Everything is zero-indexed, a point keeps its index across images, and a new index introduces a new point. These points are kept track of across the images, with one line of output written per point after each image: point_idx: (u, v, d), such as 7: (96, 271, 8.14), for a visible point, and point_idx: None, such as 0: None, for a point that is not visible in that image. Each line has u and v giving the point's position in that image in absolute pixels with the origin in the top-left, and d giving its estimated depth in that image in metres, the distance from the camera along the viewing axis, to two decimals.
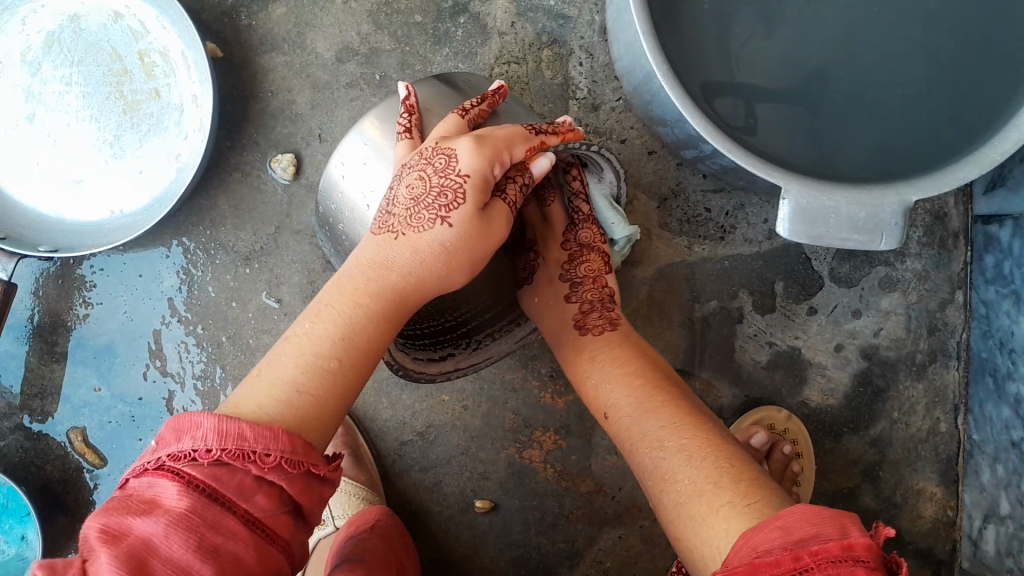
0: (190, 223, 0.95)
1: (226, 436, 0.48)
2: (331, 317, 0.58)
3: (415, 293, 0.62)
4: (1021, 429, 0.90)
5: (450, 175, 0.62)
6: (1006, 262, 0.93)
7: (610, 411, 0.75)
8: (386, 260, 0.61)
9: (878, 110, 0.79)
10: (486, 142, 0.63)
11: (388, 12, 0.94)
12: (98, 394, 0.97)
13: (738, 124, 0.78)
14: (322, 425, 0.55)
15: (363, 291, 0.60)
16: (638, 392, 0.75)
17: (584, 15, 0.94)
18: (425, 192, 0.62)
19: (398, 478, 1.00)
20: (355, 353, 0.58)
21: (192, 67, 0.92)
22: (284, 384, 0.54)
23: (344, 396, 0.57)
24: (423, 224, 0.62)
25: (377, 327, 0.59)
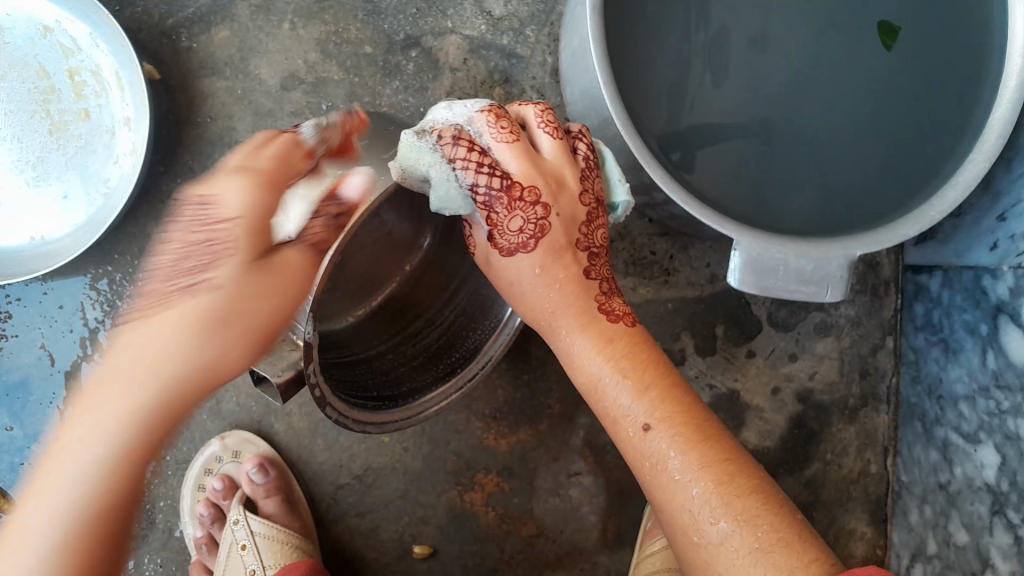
0: (115, 249, 0.90)
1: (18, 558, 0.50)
2: (117, 412, 0.52)
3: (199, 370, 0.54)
4: (948, 472, 0.94)
5: (214, 225, 0.55)
6: (935, 310, 0.97)
7: (651, 426, 0.60)
8: (155, 336, 0.53)
9: (828, 166, 0.81)
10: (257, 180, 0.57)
11: (337, 42, 0.91)
12: (9, 434, 0.90)
13: (705, 185, 0.81)
14: (119, 526, 0.54)
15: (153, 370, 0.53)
16: (681, 409, 0.61)
17: (536, 55, 0.94)
18: (194, 243, 0.55)
19: (333, 523, 0.96)
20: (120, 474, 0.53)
21: (126, 89, 0.88)
22: (74, 496, 0.51)
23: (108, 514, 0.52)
24: (187, 289, 0.54)
25: (165, 411, 0.54)
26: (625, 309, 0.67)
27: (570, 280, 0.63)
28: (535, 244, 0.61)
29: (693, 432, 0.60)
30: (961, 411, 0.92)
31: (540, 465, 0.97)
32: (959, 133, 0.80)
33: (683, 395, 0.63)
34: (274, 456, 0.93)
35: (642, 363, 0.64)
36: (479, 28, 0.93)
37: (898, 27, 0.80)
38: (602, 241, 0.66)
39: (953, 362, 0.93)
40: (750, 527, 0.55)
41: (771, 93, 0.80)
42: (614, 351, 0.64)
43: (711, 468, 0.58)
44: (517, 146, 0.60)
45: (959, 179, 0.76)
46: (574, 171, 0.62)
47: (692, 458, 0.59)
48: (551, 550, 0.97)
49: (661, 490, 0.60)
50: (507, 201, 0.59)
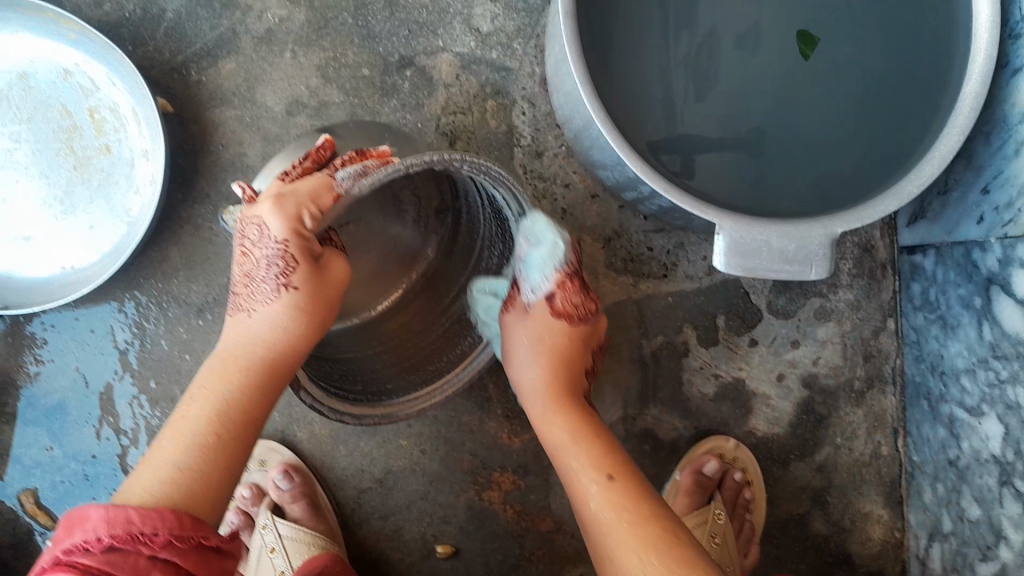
0: (141, 277, 0.96)
1: (115, 523, 0.53)
2: (164, 462, 0.59)
3: (226, 449, 0.62)
4: (956, 448, 0.95)
5: (267, 245, 0.66)
6: (931, 288, 0.98)
7: (610, 479, 0.69)
8: (179, 428, 0.62)
9: (804, 149, 0.84)
10: (286, 200, 0.65)
11: (336, 67, 0.97)
12: (50, 453, 0.96)
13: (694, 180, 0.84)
14: (206, 497, 0.59)
15: (260, 341, 0.67)
16: (642, 491, 0.68)
17: (525, 67, 0.98)
18: (252, 267, 0.67)
19: (358, 526, 1.00)
20: (239, 426, 0.63)
21: (143, 123, 0.94)
22: (169, 467, 0.59)
23: (224, 474, 0.61)
24: (194, 400, 0.63)
25: (218, 475, 0.60)
26: (594, 410, 0.78)
27: (542, 364, 0.78)
28: (573, 319, 0.79)
29: (657, 509, 0.66)
30: (963, 385, 0.93)
31: (553, 461, 1.00)
32: (936, 112, 0.81)
33: (641, 476, 0.71)
34: (299, 463, 0.98)
35: (603, 438, 0.74)
36: (469, 46, 0.98)
37: (818, 37, 0.84)
38: (592, 337, 0.81)
39: (952, 337, 0.95)
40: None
41: (747, 89, 0.84)
42: (579, 425, 0.74)
43: (652, 531, 0.64)
44: (579, 258, 0.80)
45: (935, 153, 0.77)
46: (598, 298, 0.81)
47: (648, 526, 0.64)
48: (570, 544, 1.00)
49: (613, 557, 0.64)
50: (563, 279, 0.78)
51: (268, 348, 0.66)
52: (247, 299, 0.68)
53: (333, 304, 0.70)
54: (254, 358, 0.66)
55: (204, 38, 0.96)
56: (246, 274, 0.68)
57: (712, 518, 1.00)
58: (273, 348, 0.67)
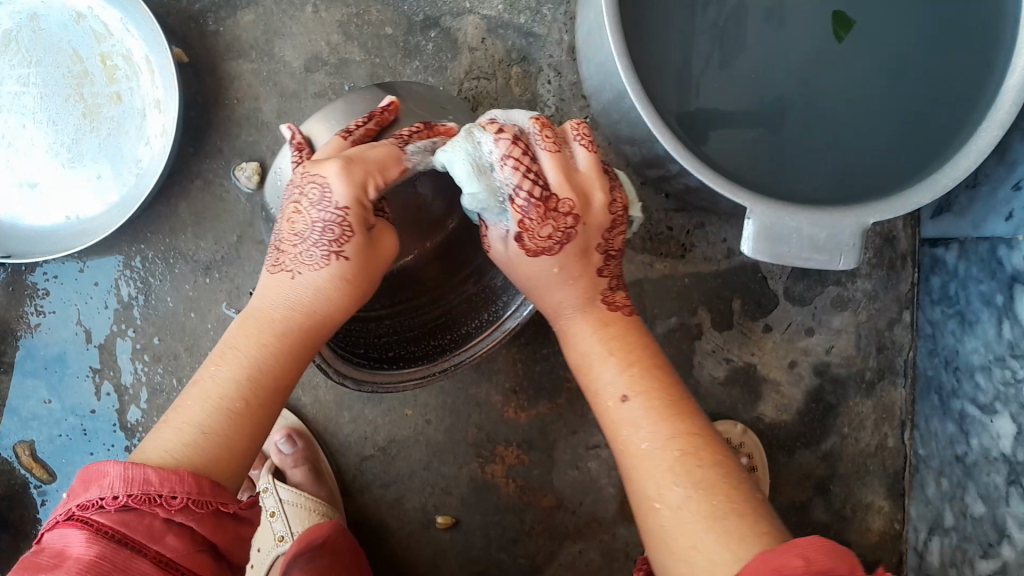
0: (147, 229, 0.93)
1: (132, 482, 0.51)
2: (182, 428, 0.56)
3: (252, 416, 0.58)
4: (965, 444, 0.94)
5: (325, 209, 0.58)
6: (951, 283, 0.97)
7: (628, 396, 0.61)
8: (204, 392, 0.57)
9: (834, 133, 0.82)
10: (354, 166, 0.59)
11: (359, 24, 0.94)
12: (48, 406, 0.94)
13: (722, 158, 0.81)
14: (231, 465, 0.56)
15: (299, 307, 0.60)
16: (670, 396, 0.61)
17: (553, 34, 0.95)
18: (300, 231, 0.60)
19: (359, 493, 0.99)
20: (264, 391, 0.59)
21: (156, 73, 0.90)
22: (190, 429, 0.56)
23: (251, 434, 0.58)
24: (221, 364, 0.58)
25: (242, 438, 0.57)
26: (627, 301, 0.68)
27: (577, 282, 0.65)
28: (562, 249, 0.62)
29: (683, 417, 0.60)
30: (977, 382, 0.92)
31: (559, 438, 0.99)
32: (974, 103, 0.79)
33: (672, 379, 0.63)
34: (302, 428, 0.97)
35: (632, 339, 0.65)
36: (496, 9, 0.95)
37: (855, 21, 0.82)
38: (619, 245, 0.67)
39: (969, 333, 0.94)
40: (703, 503, 0.54)
41: (782, 67, 0.82)
42: (610, 332, 0.65)
43: (678, 440, 0.58)
44: (557, 159, 0.62)
45: (972, 147, 0.76)
46: (603, 185, 0.63)
47: (674, 436, 0.58)
48: (571, 520, 0.99)
49: (634, 464, 0.59)
50: (541, 212, 0.60)
51: (305, 316, 0.61)
52: (285, 261, 0.61)
53: (376, 275, 0.64)
54: (293, 326, 0.60)
55: None
56: (292, 239, 0.60)
57: None
58: (311, 317, 0.61)
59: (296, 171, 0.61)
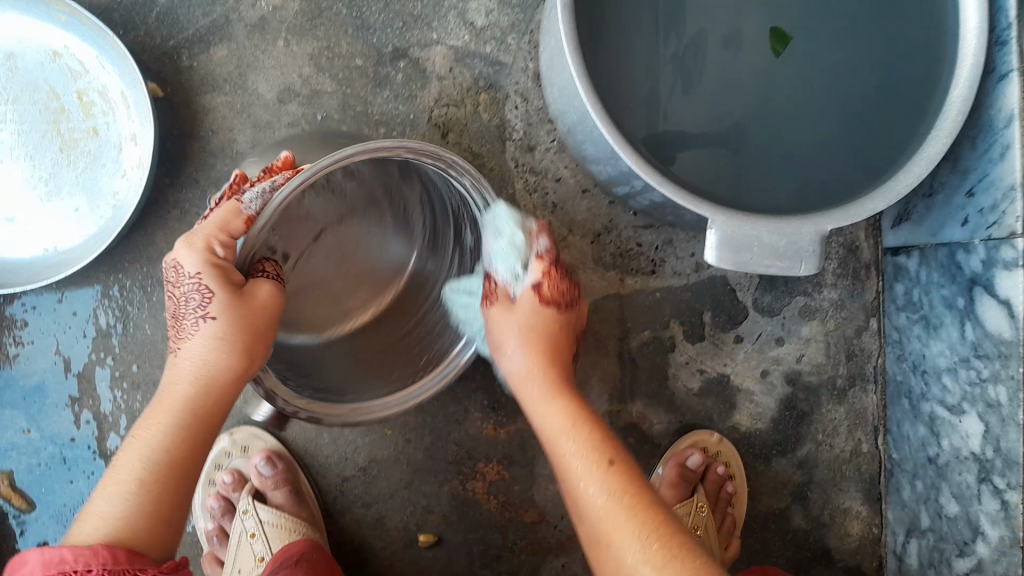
0: (124, 259, 0.94)
1: (50, 563, 0.57)
2: (101, 513, 0.61)
3: (171, 485, 0.64)
4: (936, 445, 0.96)
5: (183, 282, 0.67)
6: (915, 290, 1.00)
7: (608, 460, 0.68)
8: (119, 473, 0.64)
9: (789, 145, 0.85)
10: (195, 237, 0.68)
11: (329, 56, 0.97)
12: (27, 436, 0.94)
13: (685, 175, 0.84)
14: (149, 537, 0.61)
15: (197, 379, 0.67)
16: (637, 489, 0.66)
17: (518, 62, 0.99)
18: (182, 309, 0.68)
19: (340, 514, 0.99)
20: (176, 457, 0.65)
21: (132, 107, 0.93)
22: (104, 514, 0.61)
23: (163, 504, 0.63)
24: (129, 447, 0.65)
25: (157, 510, 0.63)
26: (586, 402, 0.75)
27: (527, 352, 0.76)
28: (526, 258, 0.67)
29: (652, 511, 0.64)
30: (944, 384, 0.95)
31: (539, 453, 1.00)
32: (923, 113, 0.82)
33: (636, 472, 0.68)
34: (282, 450, 0.97)
35: (606, 441, 0.70)
36: (462, 39, 0.98)
37: (790, 36, 0.85)
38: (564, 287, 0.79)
39: (934, 337, 0.97)
40: (653, 542, 0.62)
41: (736, 82, 0.85)
42: (579, 440, 0.69)
43: (643, 515, 0.64)
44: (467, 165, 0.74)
45: (923, 154, 0.79)
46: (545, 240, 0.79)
47: (643, 522, 0.63)
48: (553, 535, 1.00)
49: (609, 549, 0.64)
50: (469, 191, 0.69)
51: (203, 385, 0.67)
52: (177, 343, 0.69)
53: (263, 332, 0.69)
54: (194, 396, 0.67)
55: (197, 24, 0.96)
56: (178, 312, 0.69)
57: (696, 511, 0.99)
58: (208, 385, 0.68)
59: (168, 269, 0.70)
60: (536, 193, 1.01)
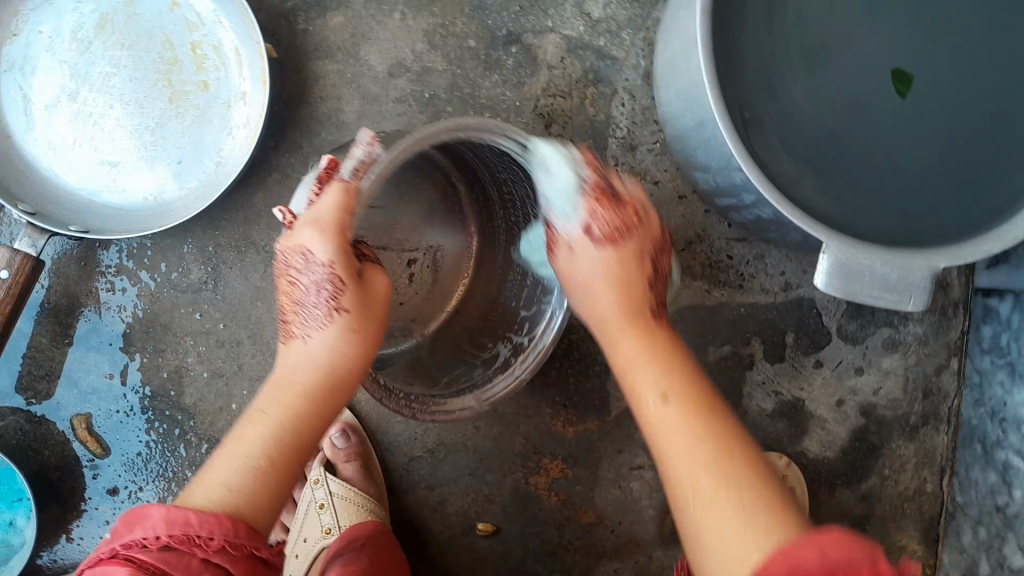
0: (221, 217, 0.95)
1: (173, 524, 0.57)
2: (214, 486, 0.61)
3: (276, 474, 0.63)
4: (1007, 495, 0.95)
5: (314, 272, 0.65)
6: (1003, 334, 0.99)
7: (664, 397, 0.65)
8: (234, 447, 0.64)
9: (903, 169, 0.82)
10: (324, 224, 0.63)
11: (444, 34, 0.96)
12: (108, 381, 0.96)
13: (806, 195, 0.81)
14: (260, 513, 0.61)
15: (316, 367, 0.67)
16: (695, 389, 0.66)
17: (631, 58, 0.97)
18: (299, 298, 0.67)
19: (405, 493, 1.00)
20: (289, 446, 0.65)
21: (245, 65, 0.92)
22: (218, 485, 0.61)
23: (274, 479, 0.63)
24: (243, 428, 0.65)
25: (268, 493, 0.63)
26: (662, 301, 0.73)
27: (606, 284, 0.70)
28: (620, 239, 0.70)
29: (710, 408, 0.64)
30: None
31: (604, 456, 1.00)
32: None
33: (707, 385, 0.67)
34: (356, 424, 0.99)
35: (669, 353, 0.69)
36: (578, 29, 0.97)
37: (913, 74, 0.81)
38: (665, 269, 0.75)
39: (1018, 385, 0.95)
40: (728, 474, 0.58)
41: (857, 104, 0.82)
42: (634, 322, 0.70)
43: (704, 441, 0.61)
44: (599, 172, 0.72)
45: None
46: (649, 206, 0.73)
47: (690, 413, 0.63)
48: (609, 539, 1.00)
49: (658, 446, 0.63)
50: (598, 203, 0.70)
51: (322, 376, 0.67)
52: (296, 329, 0.68)
53: (382, 317, 0.70)
54: (312, 386, 0.67)
55: None
56: (298, 303, 0.67)
57: None
58: (326, 376, 0.67)
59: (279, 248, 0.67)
60: None
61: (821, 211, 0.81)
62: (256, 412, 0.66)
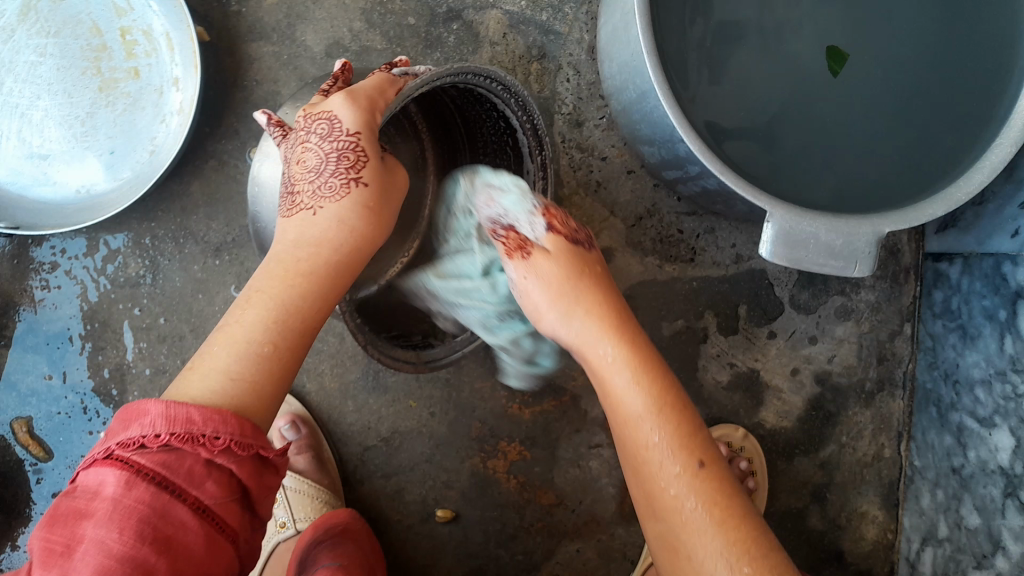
0: (158, 207, 0.92)
1: (175, 421, 0.49)
2: (211, 366, 0.54)
3: (279, 358, 0.57)
4: (962, 456, 0.96)
5: (337, 138, 0.61)
6: (954, 298, 0.99)
7: (703, 463, 0.58)
8: (204, 357, 0.55)
9: (841, 139, 0.82)
10: (358, 94, 0.62)
11: (382, 12, 0.94)
12: (48, 382, 0.93)
13: (745, 163, 0.80)
14: (260, 406, 0.54)
15: (322, 243, 0.61)
16: (727, 493, 0.58)
17: (574, 33, 0.96)
18: (313, 166, 0.61)
19: (359, 483, 0.98)
20: (291, 334, 0.58)
21: (176, 49, 0.89)
22: (217, 373, 0.54)
23: (276, 374, 0.56)
24: (235, 319, 0.57)
25: (263, 378, 0.55)
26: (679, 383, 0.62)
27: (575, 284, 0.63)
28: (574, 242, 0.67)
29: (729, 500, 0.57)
30: (977, 396, 0.94)
31: (562, 436, 0.99)
32: (986, 122, 0.77)
33: (708, 438, 0.60)
34: (307, 416, 0.96)
35: (683, 415, 0.60)
36: (519, 5, 0.95)
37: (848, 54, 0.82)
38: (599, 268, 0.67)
39: (970, 348, 0.95)
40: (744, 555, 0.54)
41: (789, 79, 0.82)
42: (644, 383, 0.60)
43: (726, 524, 0.56)
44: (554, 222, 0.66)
45: (984, 162, 0.73)
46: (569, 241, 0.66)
47: (697, 471, 0.58)
48: (569, 518, 0.99)
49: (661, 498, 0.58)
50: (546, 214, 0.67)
51: (332, 251, 0.61)
52: (299, 201, 0.62)
53: (393, 209, 0.66)
54: (318, 264, 0.60)
55: None
56: (307, 178, 0.62)
57: None
58: (337, 251, 0.61)
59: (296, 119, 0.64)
60: (581, 170, 0.98)
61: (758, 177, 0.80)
62: (252, 294, 0.59)
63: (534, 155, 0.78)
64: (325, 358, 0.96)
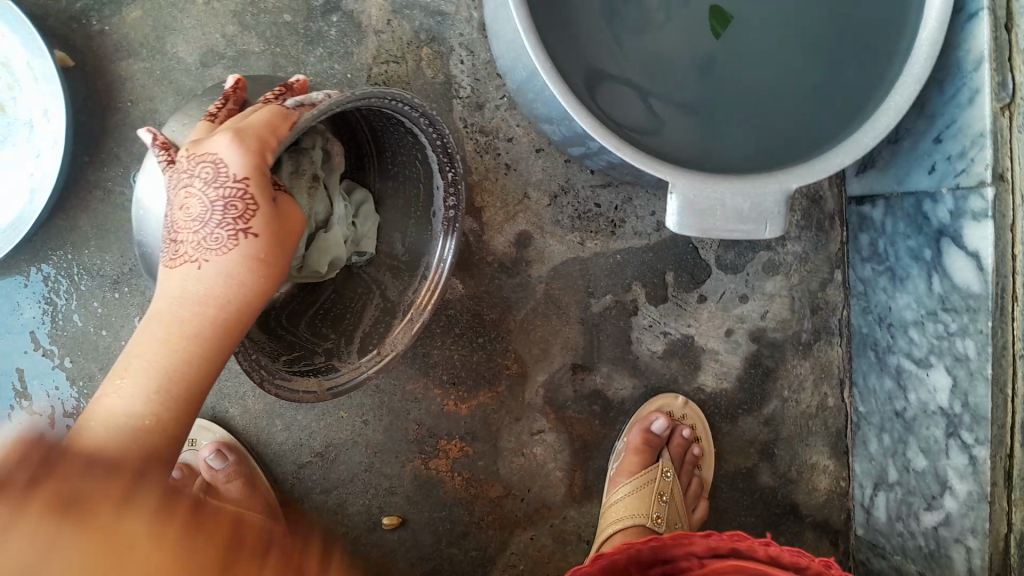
0: (46, 246, 0.88)
1: None
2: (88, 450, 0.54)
3: (169, 433, 0.58)
4: (903, 399, 0.94)
5: (222, 185, 0.59)
6: (880, 240, 0.96)
7: None
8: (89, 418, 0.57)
9: (749, 95, 0.78)
10: (246, 136, 0.59)
11: (254, 13, 0.89)
12: None
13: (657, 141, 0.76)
14: None
15: (204, 301, 0.60)
16: None
17: (462, 12, 0.92)
18: (198, 215, 0.61)
19: (298, 502, 0.96)
20: (179, 405, 0.59)
21: (40, 78, 0.84)
22: (101, 447, 0.55)
23: (167, 449, 0.58)
24: (119, 386, 0.58)
25: (160, 449, 0.57)
26: None
27: None
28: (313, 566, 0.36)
29: None
30: (911, 337, 0.92)
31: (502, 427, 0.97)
32: (888, 57, 0.75)
33: None
34: (232, 441, 0.93)
35: None
36: None
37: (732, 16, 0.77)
38: None
39: (900, 290, 0.93)
40: None
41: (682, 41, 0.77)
42: None
43: None
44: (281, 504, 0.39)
45: (890, 103, 0.73)
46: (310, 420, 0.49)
47: None
48: (519, 507, 0.98)
49: None
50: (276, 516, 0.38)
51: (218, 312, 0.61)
52: (183, 252, 0.61)
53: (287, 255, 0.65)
54: (202, 325, 0.60)
55: None
56: (190, 227, 0.61)
57: (661, 476, 0.96)
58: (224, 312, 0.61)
59: (179, 156, 0.62)
60: (487, 154, 0.95)
61: (674, 152, 0.77)
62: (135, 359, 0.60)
63: (445, 169, 0.79)
64: (245, 379, 0.93)
